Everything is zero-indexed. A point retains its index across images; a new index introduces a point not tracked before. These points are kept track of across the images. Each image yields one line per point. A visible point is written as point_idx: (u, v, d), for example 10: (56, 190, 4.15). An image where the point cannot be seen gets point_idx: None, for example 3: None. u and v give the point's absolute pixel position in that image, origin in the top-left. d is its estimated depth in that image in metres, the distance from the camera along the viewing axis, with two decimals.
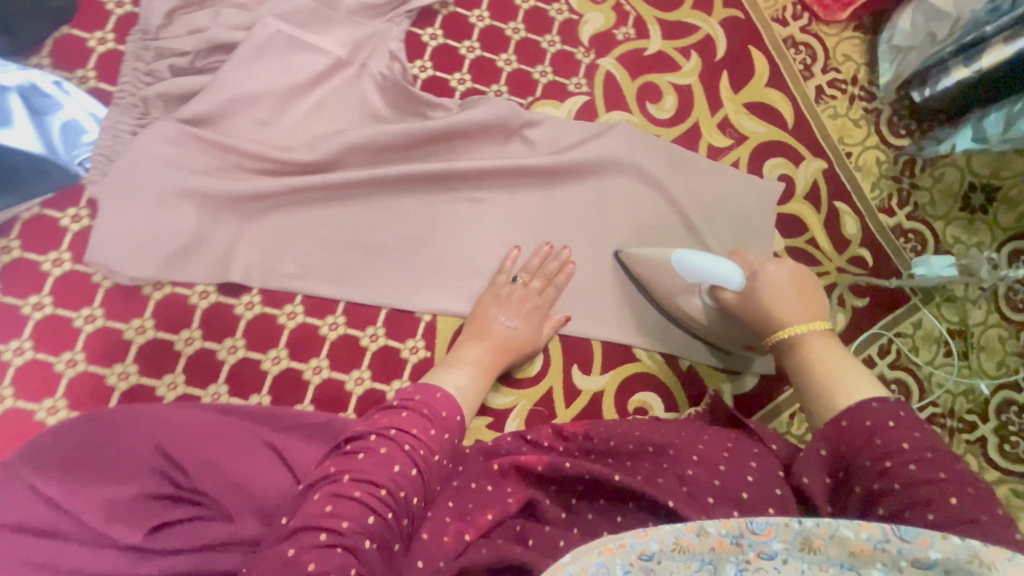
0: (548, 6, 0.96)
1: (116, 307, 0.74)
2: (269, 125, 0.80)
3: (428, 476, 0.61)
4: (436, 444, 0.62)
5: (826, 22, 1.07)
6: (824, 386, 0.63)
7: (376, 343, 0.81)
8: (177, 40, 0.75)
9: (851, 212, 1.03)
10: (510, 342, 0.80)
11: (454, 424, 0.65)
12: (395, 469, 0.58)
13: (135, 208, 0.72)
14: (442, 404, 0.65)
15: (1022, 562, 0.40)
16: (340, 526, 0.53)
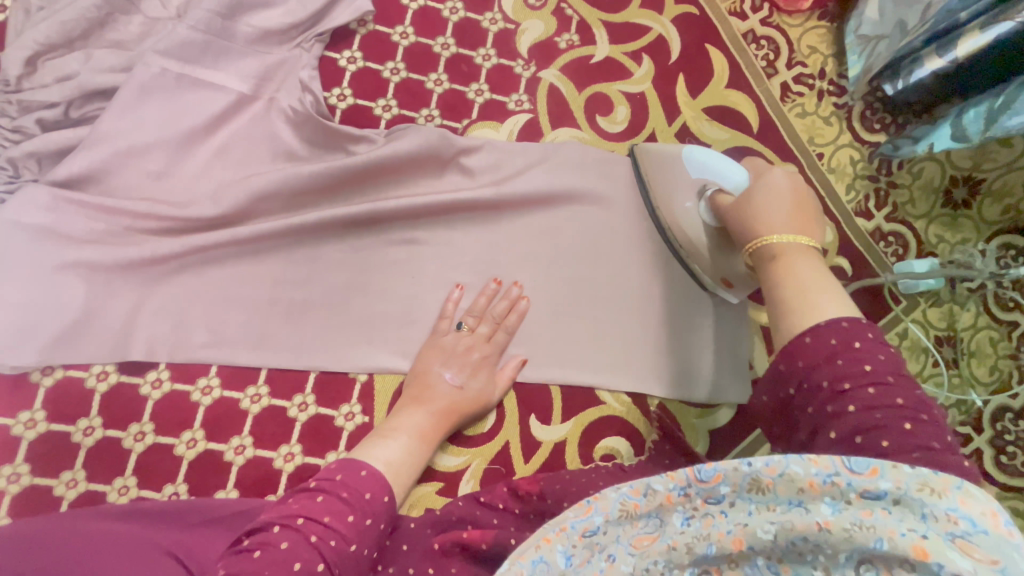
0: (481, 16, 0.87)
1: (0, 401, 0.65)
2: (165, 176, 0.70)
3: (339, 571, 0.51)
4: (353, 532, 0.53)
5: (787, 12, 0.98)
6: (787, 293, 0.52)
7: (306, 413, 0.72)
8: (44, 90, 0.66)
9: (825, 219, 0.96)
10: (455, 403, 0.72)
11: (381, 507, 0.57)
12: (295, 567, 0.48)
13: (8, 288, 0.63)
14: (367, 485, 0.57)
15: (972, 488, 0.36)
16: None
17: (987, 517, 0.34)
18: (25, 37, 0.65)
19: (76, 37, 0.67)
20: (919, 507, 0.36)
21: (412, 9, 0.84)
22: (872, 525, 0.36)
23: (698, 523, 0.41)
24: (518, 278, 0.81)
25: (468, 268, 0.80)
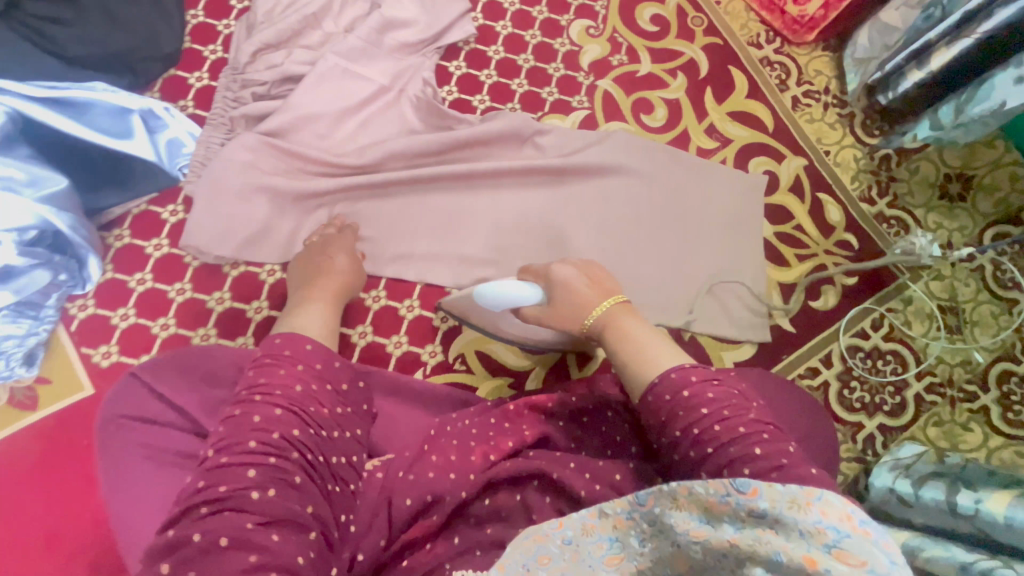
0: (554, 41, 1.15)
1: (202, 282, 0.90)
2: (326, 137, 0.98)
3: (301, 408, 0.60)
4: (291, 378, 0.61)
5: (795, 44, 1.23)
6: (629, 362, 0.65)
7: (412, 313, 0.94)
8: (259, 74, 0.96)
9: (833, 202, 1.14)
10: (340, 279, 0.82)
11: (309, 351, 0.64)
12: (256, 420, 0.58)
13: (221, 201, 0.89)
14: (282, 345, 0.63)
15: (828, 497, 0.47)
16: (218, 493, 0.53)
17: (841, 520, 0.46)
18: (253, 39, 0.96)
19: (281, 41, 0.98)
20: (794, 524, 0.47)
21: (503, 35, 1.13)
22: (769, 542, 0.47)
23: (647, 542, 0.54)
24: (575, 231, 1.03)
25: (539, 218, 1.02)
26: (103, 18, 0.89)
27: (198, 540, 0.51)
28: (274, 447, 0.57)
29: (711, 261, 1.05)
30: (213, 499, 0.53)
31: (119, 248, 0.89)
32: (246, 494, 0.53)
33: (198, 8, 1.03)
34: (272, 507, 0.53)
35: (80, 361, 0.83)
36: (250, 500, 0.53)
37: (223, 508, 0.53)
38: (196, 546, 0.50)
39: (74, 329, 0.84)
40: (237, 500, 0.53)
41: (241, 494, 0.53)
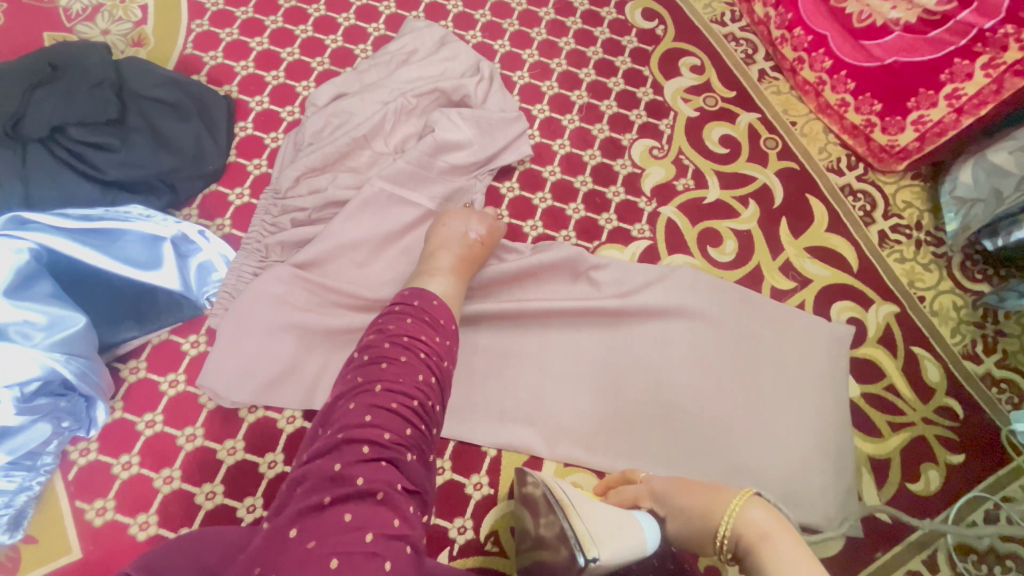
0: (614, 161, 1.07)
1: (215, 429, 0.81)
2: (365, 266, 0.89)
3: (444, 383, 0.59)
4: (443, 350, 0.61)
5: (883, 171, 1.10)
6: None
7: (441, 476, 0.83)
8: (301, 198, 0.90)
9: (931, 358, 0.98)
10: (475, 252, 0.84)
11: (452, 333, 0.64)
12: (420, 378, 0.56)
13: (242, 339, 0.81)
14: (439, 311, 0.64)
15: None
16: (382, 439, 0.50)
17: None
18: (297, 163, 0.91)
19: (325, 163, 0.92)
20: None
21: (560, 154, 1.06)
22: None
23: None
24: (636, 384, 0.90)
25: (595, 364, 0.89)
26: (150, 140, 0.87)
27: (361, 484, 0.47)
28: (426, 418, 0.55)
29: (793, 426, 0.90)
30: (376, 443, 0.50)
31: (132, 383, 0.81)
32: (403, 453, 0.51)
33: (248, 121, 0.99)
34: (416, 474, 0.51)
35: (71, 517, 0.75)
36: (405, 459, 0.51)
37: (382, 455, 0.50)
38: (357, 489, 0.47)
39: (71, 479, 0.76)
40: (395, 456, 0.50)
41: (396, 448, 0.51)
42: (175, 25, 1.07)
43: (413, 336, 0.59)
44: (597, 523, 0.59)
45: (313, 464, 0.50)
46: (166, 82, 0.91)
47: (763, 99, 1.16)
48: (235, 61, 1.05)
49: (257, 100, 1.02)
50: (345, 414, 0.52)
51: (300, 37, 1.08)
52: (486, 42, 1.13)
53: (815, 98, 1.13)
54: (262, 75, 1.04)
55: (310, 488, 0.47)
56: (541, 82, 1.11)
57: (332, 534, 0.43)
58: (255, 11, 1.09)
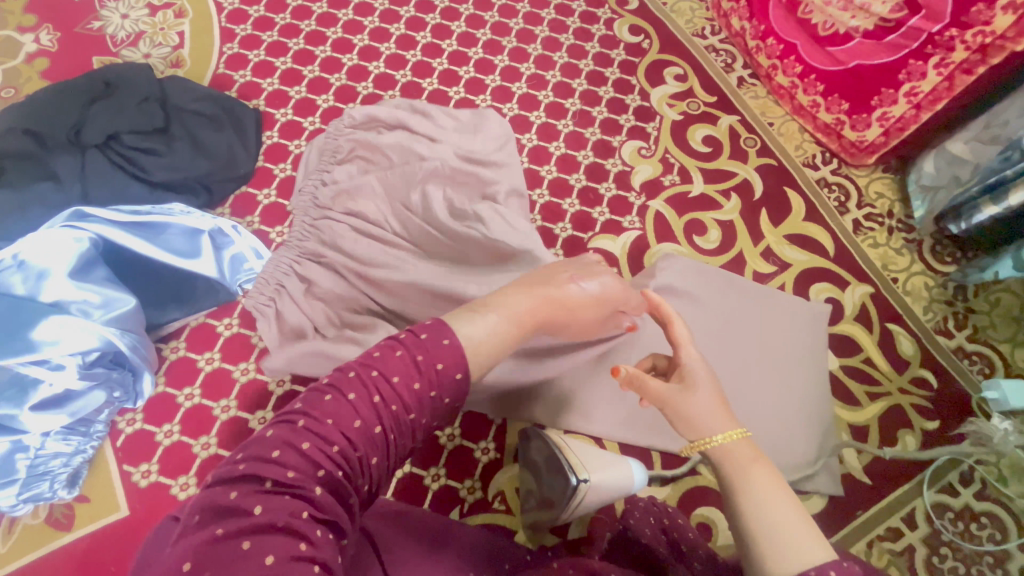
0: (605, 161, 1.17)
1: (247, 401, 0.89)
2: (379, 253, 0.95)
3: (395, 438, 0.51)
4: (413, 401, 0.51)
5: (855, 165, 1.19)
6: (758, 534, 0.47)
7: (452, 442, 0.90)
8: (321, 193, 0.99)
9: (905, 333, 1.06)
10: (575, 307, 0.69)
11: (450, 381, 0.53)
12: (356, 425, 0.48)
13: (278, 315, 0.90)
14: (445, 353, 0.54)
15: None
16: (285, 476, 0.44)
17: None
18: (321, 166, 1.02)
19: (341, 159, 1.02)
20: None
21: (556, 155, 1.16)
22: None
23: None
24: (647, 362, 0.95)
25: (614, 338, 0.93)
26: (189, 147, 0.98)
27: (257, 514, 0.42)
28: (352, 465, 0.48)
29: (788, 403, 0.96)
30: (281, 477, 0.44)
31: (173, 360, 0.91)
32: (312, 488, 0.45)
33: (274, 130, 1.11)
34: (324, 514, 0.44)
35: (120, 478, 0.83)
36: (314, 494, 0.44)
37: (285, 489, 0.44)
38: (253, 521, 0.41)
39: (120, 445, 0.85)
40: (302, 491, 0.44)
41: (304, 484, 0.45)
42: (208, 48, 1.20)
43: (383, 374, 0.51)
44: (589, 458, 0.67)
45: (213, 488, 0.44)
46: (204, 97, 1.03)
47: (742, 103, 1.26)
48: (262, 79, 1.17)
49: (283, 112, 1.13)
50: (256, 441, 0.46)
51: (320, 56, 1.20)
52: (487, 57, 1.25)
53: (790, 101, 1.23)
54: (286, 91, 1.16)
55: (202, 517, 0.42)
56: (537, 92, 1.22)
57: (225, 562, 0.39)
58: (279, 35, 1.22)
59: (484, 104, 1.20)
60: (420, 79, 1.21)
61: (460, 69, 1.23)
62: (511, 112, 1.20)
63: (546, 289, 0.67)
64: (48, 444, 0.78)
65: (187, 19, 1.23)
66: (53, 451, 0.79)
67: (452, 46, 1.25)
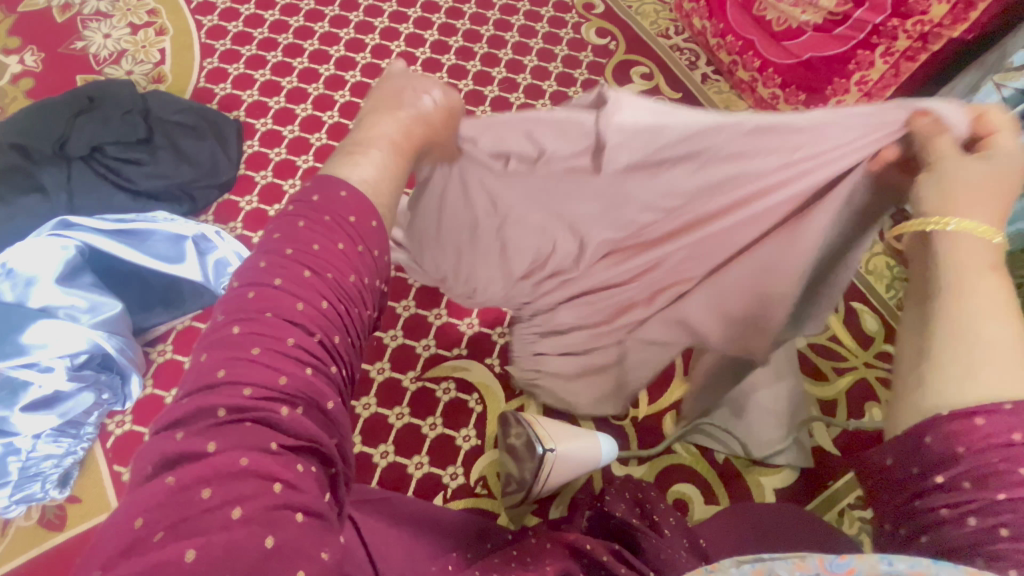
0: None
1: None
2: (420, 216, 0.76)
3: (348, 306, 0.40)
4: (347, 263, 0.41)
5: None
6: (956, 333, 0.37)
7: (435, 431, 0.93)
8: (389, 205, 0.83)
9: (869, 311, 1.10)
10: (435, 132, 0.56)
11: (371, 230, 0.43)
12: (299, 308, 0.38)
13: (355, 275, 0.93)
14: (350, 205, 0.43)
15: None
16: (241, 398, 0.34)
17: None
18: None
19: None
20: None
21: None
22: None
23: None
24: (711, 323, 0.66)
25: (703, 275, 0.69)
26: (172, 156, 1.02)
27: (214, 452, 0.32)
28: (318, 357, 0.38)
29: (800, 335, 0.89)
30: (235, 400, 0.34)
31: (161, 362, 0.94)
32: (276, 407, 0.35)
33: (254, 139, 1.14)
34: (300, 426, 0.35)
35: (111, 478, 0.85)
36: (281, 415, 0.35)
37: (244, 415, 0.34)
38: (208, 461, 0.32)
39: (110, 446, 0.87)
40: (266, 410, 0.34)
41: (266, 401, 0.35)
42: (189, 64, 1.24)
43: (298, 246, 0.40)
44: (556, 428, 0.70)
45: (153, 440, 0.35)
46: (185, 109, 1.07)
47: (707, 98, 1.32)
48: (242, 91, 1.21)
49: (262, 122, 1.17)
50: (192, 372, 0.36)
51: (298, 68, 1.24)
52: (460, 63, 1.29)
53: (751, 95, 1.29)
54: (266, 101, 1.20)
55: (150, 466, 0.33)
56: (509, 95, 1.27)
57: (183, 516, 0.30)
58: (258, 48, 1.26)
59: None
60: None
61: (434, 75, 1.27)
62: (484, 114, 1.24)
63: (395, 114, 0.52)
64: (39, 446, 0.81)
65: (168, 37, 1.27)
66: (44, 453, 0.81)
67: (426, 53, 1.29)
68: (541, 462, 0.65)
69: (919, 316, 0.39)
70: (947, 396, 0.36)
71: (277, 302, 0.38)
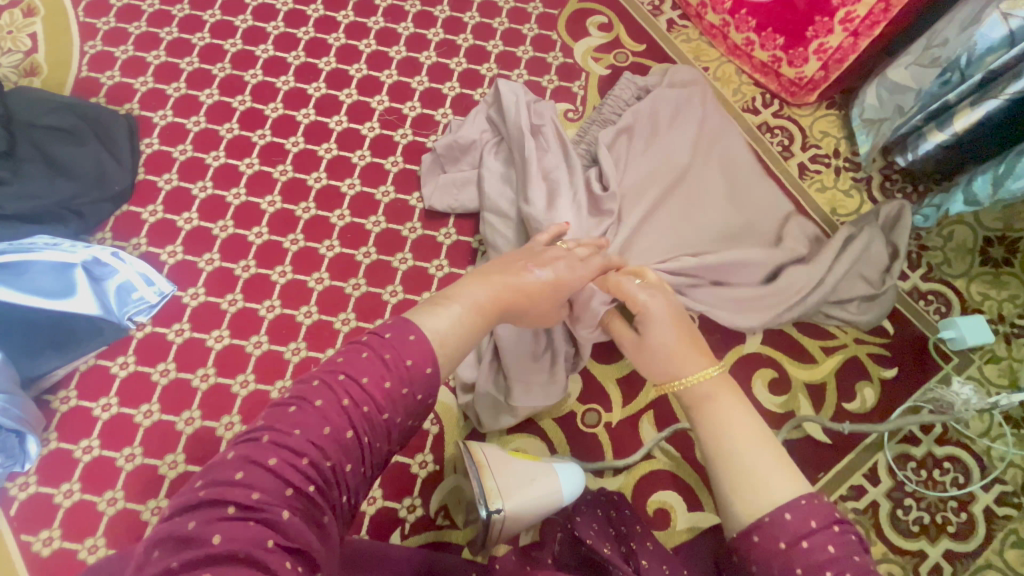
0: None
1: (153, 445, 0.81)
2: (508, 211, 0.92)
3: (373, 440, 0.46)
4: (384, 399, 0.46)
5: (797, 105, 1.11)
6: (734, 468, 0.51)
7: (387, 460, 0.84)
8: (496, 214, 0.93)
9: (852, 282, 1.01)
10: (521, 299, 0.62)
11: (422, 376, 0.48)
12: (325, 430, 0.44)
13: (441, 195, 0.97)
14: (412, 351, 0.48)
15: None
16: (249, 499, 0.40)
17: None
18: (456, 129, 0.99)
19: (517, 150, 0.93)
20: None
21: None
22: None
23: None
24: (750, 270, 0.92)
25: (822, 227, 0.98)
26: (45, 168, 0.87)
27: (216, 545, 0.37)
28: (325, 478, 0.43)
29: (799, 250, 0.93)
30: (244, 500, 0.40)
31: (66, 411, 0.82)
32: (278, 511, 0.40)
33: (153, 136, 0.99)
34: (298, 534, 0.40)
35: (19, 550, 0.75)
36: (281, 519, 0.40)
37: (247, 516, 0.39)
38: (208, 551, 0.37)
39: (14, 513, 0.77)
40: (267, 515, 0.39)
41: (272, 509, 0.40)
42: (66, 49, 1.05)
43: (351, 375, 0.46)
44: (511, 475, 0.64)
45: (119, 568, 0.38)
46: (61, 109, 0.91)
47: (673, 48, 1.16)
48: (134, 79, 1.03)
49: (162, 115, 1.01)
50: (215, 465, 0.42)
51: (198, 45, 1.07)
52: (390, 26, 1.11)
53: (724, 41, 1.14)
54: (164, 89, 1.03)
55: None
56: (449, 61, 1.10)
57: None
58: (149, 25, 1.07)
59: (391, 80, 1.08)
60: (316, 59, 1.08)
61: (359, 44, 1.09)
62: (421, 86, 1.08)
63: (466, 301, 0.56)
64: None
65: (39, 17, 1.07)
66: None
67: (348, 17, 1.11)
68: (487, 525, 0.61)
69: (714, 462, 0.52)
70: (762, 506, 0.48)
71: (308, 424, 0.44)
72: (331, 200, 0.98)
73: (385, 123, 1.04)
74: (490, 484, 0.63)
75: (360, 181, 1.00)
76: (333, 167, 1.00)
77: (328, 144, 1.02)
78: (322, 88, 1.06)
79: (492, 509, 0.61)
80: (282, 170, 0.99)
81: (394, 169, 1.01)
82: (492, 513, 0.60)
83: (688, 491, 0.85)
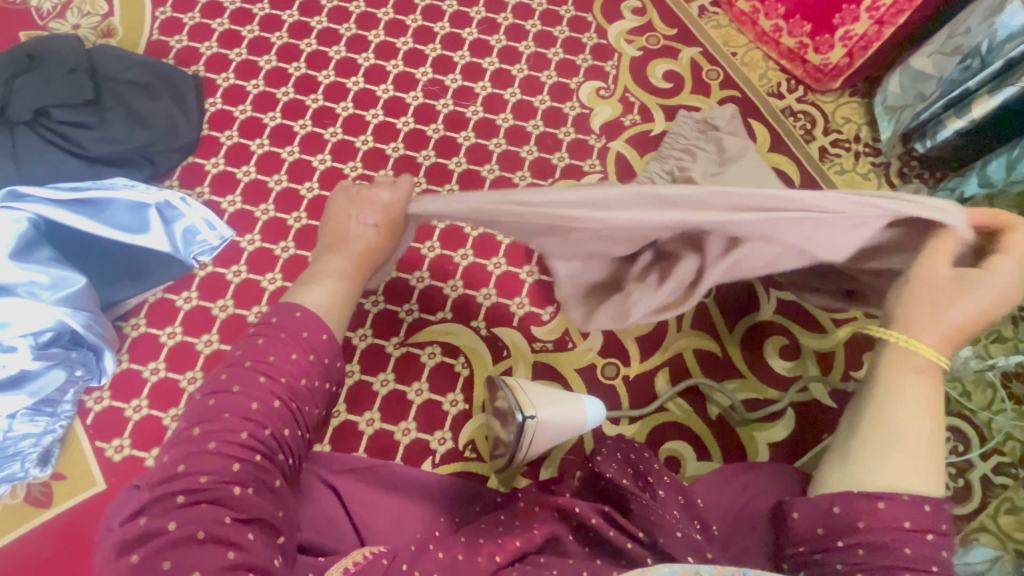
0: (563, 105, 1.13)
1: (212, 370, 0.90)
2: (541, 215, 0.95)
3: (300, 404, 0.51)
4: (302, 367, 0.52)
5: (820, 91, 1.16)
6: (883, 437, 0.52)
7: (420, 398, 0.91)
8: None
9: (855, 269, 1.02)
10: (372, 243, 0.66)
11: (321, 343, 0.54)
12: (253, 408, 0.48)
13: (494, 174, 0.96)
14: (304, 324, 0.54)
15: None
16: (197, 484, 0.44)
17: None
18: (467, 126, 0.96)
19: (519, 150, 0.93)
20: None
21: (512, 103, 1.12)
22: None
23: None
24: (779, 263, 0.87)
25: None
26: (125, 118, 0.97)
27: (173, 530, 0.42)
28: (267, 447, 0.48)
29: None
30: (192, 487, 0.44)
31: (136, 336, 0.91)
32: (229, 488, 0.45)
33: (216, 96, 1.08)
34: (255, 505, 0.45)
35: (93, 455, 0.85)
36: (233, 495, 0.45)
37: (199, 498, 0.44)
38: (169, 537, 0.42)
39: (90, 422, 0.86)
40: (219, 494, 0.44)
41: (222, 486, 0.45)
42: (139, 14, 1.14)
43: (257, 359, 0.50)
44: (538, 394, 0.72)
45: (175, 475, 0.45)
46: (137, 65, 1.01)
47: (703, 33, 1.21)
48: (199, 44, 1.12)
49: (224, 77, 1.09)
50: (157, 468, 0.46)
51: (258, 15, 1.15)
52: (436, 4, 1.19)
53: (752, 28, 1.19)
54: (226, 54, 1.11)
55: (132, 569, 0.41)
56: (489, 38, 1.17)
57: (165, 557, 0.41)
58: None
59: (435, 54, 1.15)
60: (366, 32, 1.15)
61: (406, 19, 1.17)
62: (463, 60, 1.15)
63: (329, 276, 0.61)
64: (16, 425, 0.80)
65: None
66: (22, 432, 0.81)
67: None
68: (522, 430, 0.67)
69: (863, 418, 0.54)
70: (880, 485, 0.50)
71: (231, 408, 0.48)
72: (376, 161, 1.06)
73: (428, 93, 1.12)
74: (521, 398, 0.70)
75: (403, 145, 1.07)
76: (378, 132, 1.08)
77: (375, 110, 1.10)
78: (371, 59, 1.13)
79: (527, 418, 0.67)
80: (333, 132, 1.07)
81: (435, 135, 1.09)
82: (526, 419, 0.67)
83: (699, 441, 0.91)
